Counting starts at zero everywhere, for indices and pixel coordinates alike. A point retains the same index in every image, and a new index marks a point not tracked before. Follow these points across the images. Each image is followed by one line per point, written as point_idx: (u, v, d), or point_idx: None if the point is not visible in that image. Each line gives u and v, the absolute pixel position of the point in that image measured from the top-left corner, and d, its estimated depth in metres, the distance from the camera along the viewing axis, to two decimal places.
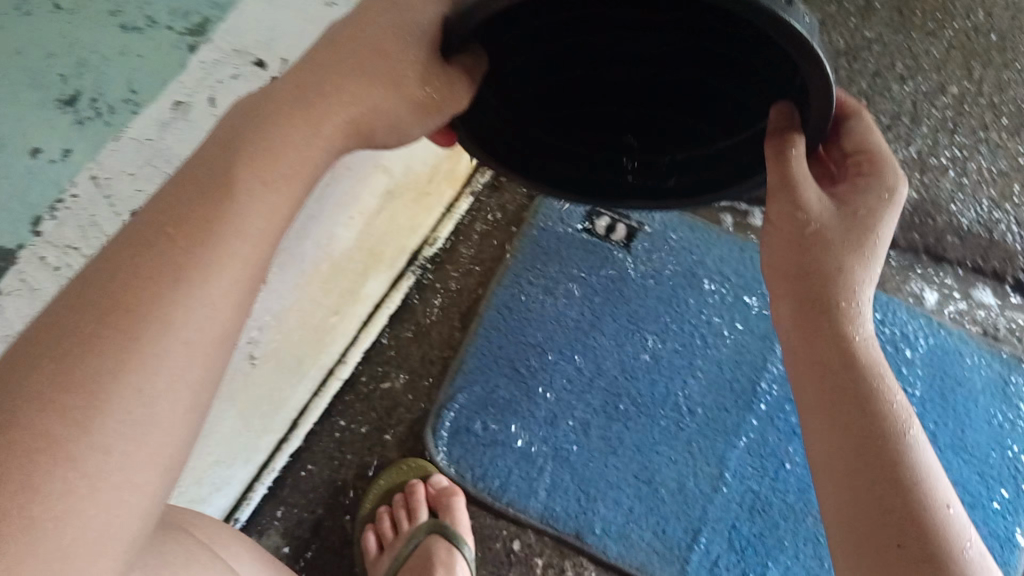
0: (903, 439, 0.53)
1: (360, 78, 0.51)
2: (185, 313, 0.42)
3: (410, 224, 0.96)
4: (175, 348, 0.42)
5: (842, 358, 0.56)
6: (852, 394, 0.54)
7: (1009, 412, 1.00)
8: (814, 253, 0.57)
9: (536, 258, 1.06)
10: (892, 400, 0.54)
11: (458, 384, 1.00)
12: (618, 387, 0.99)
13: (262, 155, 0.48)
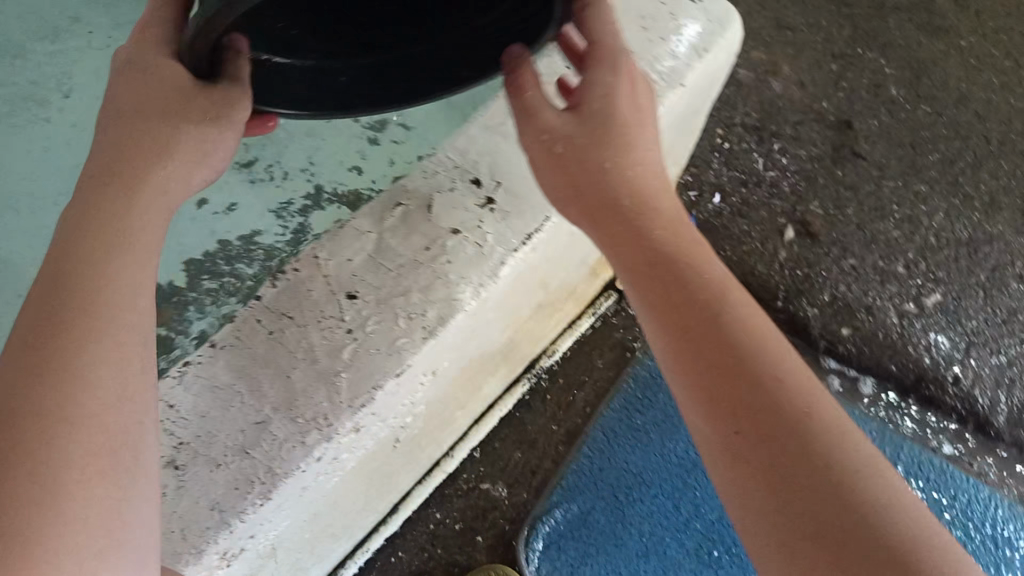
0: (793, 383, 0.49)
1: (152, 64, 0.57)
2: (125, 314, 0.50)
3: (538, 333, 1.01)
4: (112, 348, 0.48)
5: (698, 315, 0.52)
6: (731, 360, 0.50)
7: None
8: (662, 233, 0.57)
9: (648, 387, 1.09)
10: (721, 313, 0.52)
11: (555, 499, 1.02)
12: (714, 533, 1.00)
13: (154, 144, 0.56)
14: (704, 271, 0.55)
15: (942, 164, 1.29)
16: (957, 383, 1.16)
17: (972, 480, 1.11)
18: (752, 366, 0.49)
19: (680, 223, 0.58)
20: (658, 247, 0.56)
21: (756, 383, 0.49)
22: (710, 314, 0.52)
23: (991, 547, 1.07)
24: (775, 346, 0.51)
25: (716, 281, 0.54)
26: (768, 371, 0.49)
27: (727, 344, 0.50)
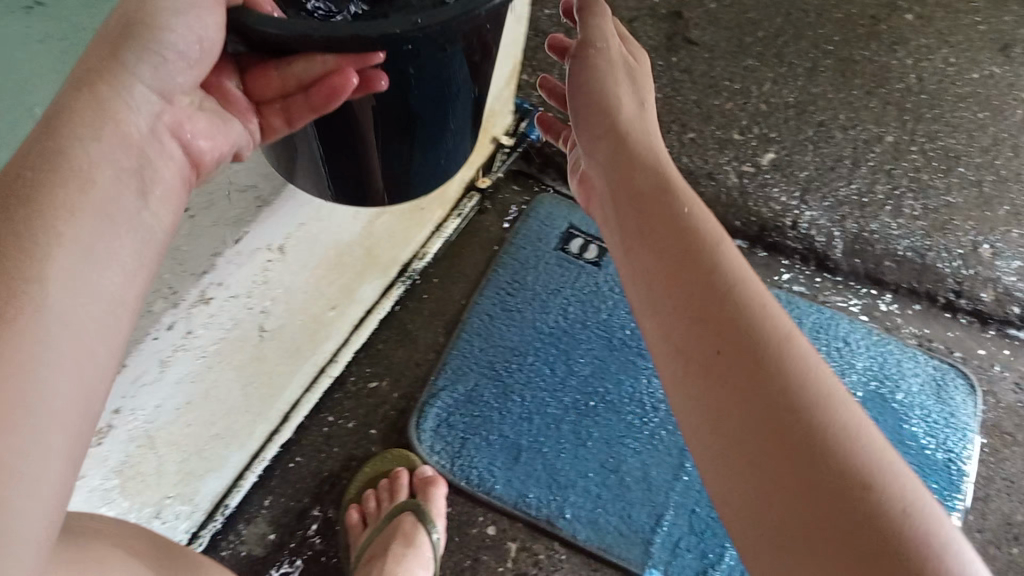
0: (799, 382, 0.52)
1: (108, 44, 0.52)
2: (61, 218, 0.46)
3: (399, 235, 1.06)
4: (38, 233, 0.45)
5: (715, 343, 0.55)
6: (743, 368, 0.53)
7: (944, 409, 1.09)
8: (677, 220, 0.64)
9: (516, 272, 1.16)
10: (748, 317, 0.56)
11: (439, 384, 1.06)
12: (590, 388, 1.08)
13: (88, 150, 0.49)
14: (714, 283, 0.59)
15: (765, 40, 1.47)
16: (795, 227, 1.26)
17: (811, 305, 1.19)
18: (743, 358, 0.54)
19: (675, 226, 0.64)
20: (678, 239, 0.63)
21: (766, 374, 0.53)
22: (720, 352, 0.55)
23: (838, 355, 1.13)
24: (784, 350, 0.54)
25: (708, 292, 0.58)
26: (787, 388, 0.52)
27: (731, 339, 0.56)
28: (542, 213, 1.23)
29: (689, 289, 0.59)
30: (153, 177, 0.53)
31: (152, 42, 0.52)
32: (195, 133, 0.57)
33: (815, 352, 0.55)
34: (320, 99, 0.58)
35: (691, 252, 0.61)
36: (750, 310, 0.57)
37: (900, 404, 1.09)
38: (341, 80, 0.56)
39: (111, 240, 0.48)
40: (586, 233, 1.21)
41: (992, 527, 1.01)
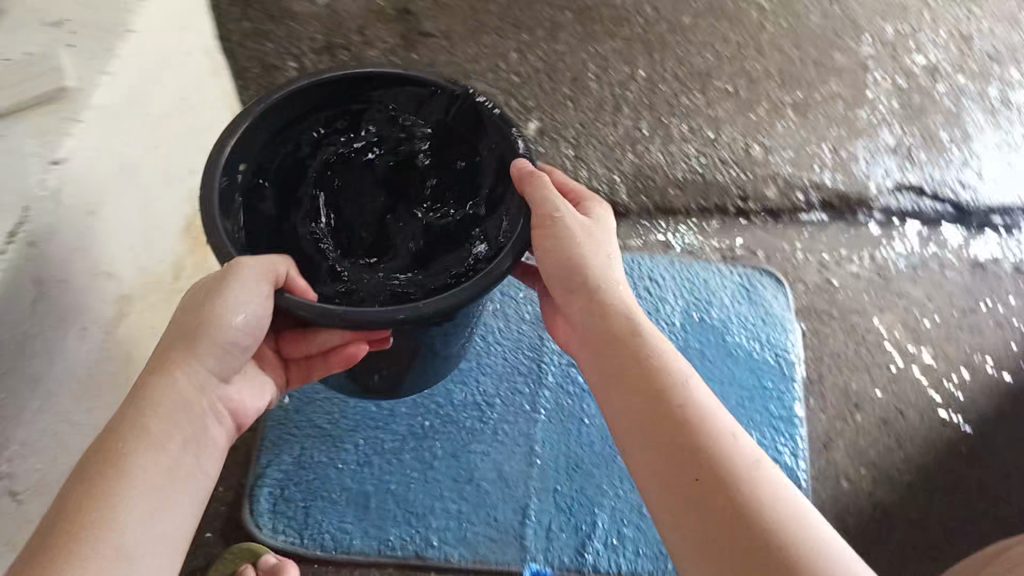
0: (765, 501, 0.57)
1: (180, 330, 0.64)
2: (136, 487, 0.58)
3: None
4: (142, 490, 0.58)
5: (692, 474, 0.59)
6: (699, 471, 0.59)
7: (757, 312, 1.10)
8: (642, 352, 0.67)
9: None
10: (721, 438, 0.61)
11: (264, 461, 1.00)
12: (420, 408, 1.05)
13: (141, 425, 0.61)
14: (668, 400, 0.63)
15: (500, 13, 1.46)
16: (576, 185, 1.22)
17: None
18: (708, 478, 0.58)
19: (643, 364, 0.66)
20: (636, 371, 0.66)
21: (730, 491, 0.57)
22: (691, 478, 0.59)
23: (647, 294, 1.12)
24: (748, 471, 0.59)
25: (675, 423, 0.62)
26: (736, 495, 0.57)
27: (697, 460, 0.60)
28: None
29: (661, 419, 0.62)
30: (207, 443, 0.65)
31: (224, 341, 0.64)
32: (246, 402, 0.70)
33: (777, 474, 0.60)
34: (337, 360, 0.75)
35: (653, 383, 0.64)
36: (701, 424, 0.62)
37: (716, 317, 1.10)
38: (355, 346, 0.73)
39: (169, 499, 0.60)
40: None
41: (832, 406, 1.04)
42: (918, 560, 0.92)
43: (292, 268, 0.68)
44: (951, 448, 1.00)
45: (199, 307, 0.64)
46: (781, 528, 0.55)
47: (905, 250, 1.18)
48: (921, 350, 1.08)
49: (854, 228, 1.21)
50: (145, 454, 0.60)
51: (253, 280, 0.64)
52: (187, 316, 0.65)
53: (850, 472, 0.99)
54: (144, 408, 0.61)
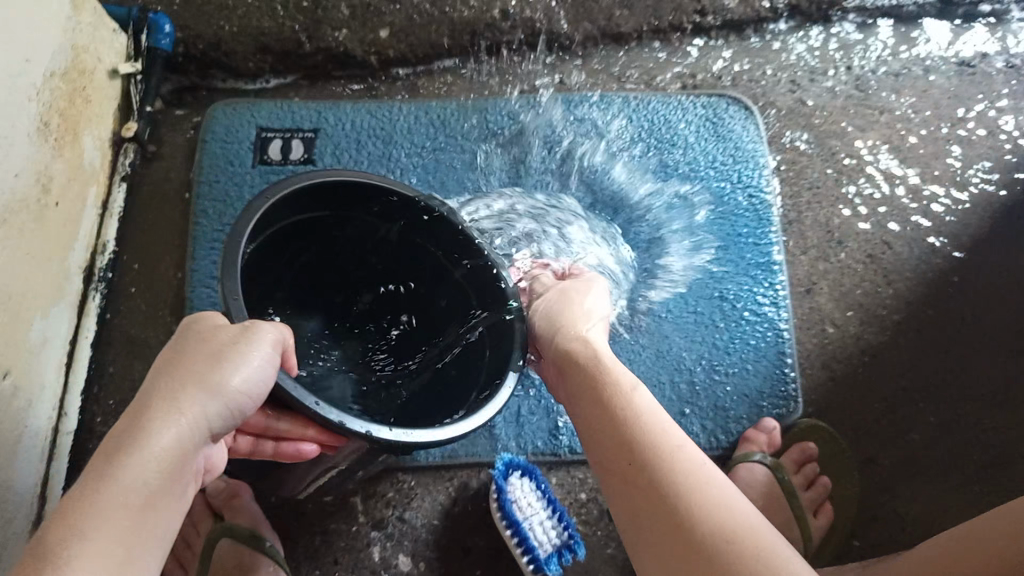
0: (706, 493, 0.54)
1: (178, 362, 0.51)
2: (95, 555, 0.45)
3: (46, 252, 0.80)
4: (109, 559, 0.46)
5: (630, 467, 0.56)
6: (631, 466, 0.56)
7: (726, 148, 0.98)
8: (587, 356, 0.64)
9: (222, 214, 0.92)
10: (659, 429, 0.58)
11: None
12: None
13: (140, 474, 0.48)
14: (616, 414, 0.59)
15: None
16: (507, 17, 1.00)
17: (558, 98, 1.00)
18: (644, 472, 0.55)
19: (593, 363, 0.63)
20: (582, 373, 0.63)
21: (663, 485, 0.54)
22: (626, 472, 0.56)
23: (603, 141, 0.97)
24: (683, 462, 0.56)
25: (614, 419, 0.59)
26: (681, 501, 0.53)
27: (633, 455, 0.57)
28: (220, 123, 0.96)
29: (602, 412, 0.60)
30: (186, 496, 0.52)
31: (226, 406, 0.51)
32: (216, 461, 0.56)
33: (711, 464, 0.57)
34: (285, 455, 0.62)
35: (596, 379, 0.62)
36: (649, 430, 0.58)
37: (683, 159, 0.97)
38: (312, 447, 0.61)
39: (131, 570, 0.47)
40: (281, 130, 0.96)
41: (815, 244, 0.95)
42: (905, 403, 0.90)
43: (291, 339, 0.56)
44: (941, 278, 0.94)
45: (203, 357, 0.52)
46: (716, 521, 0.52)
47: (886, 54, 1.04)
48: (907, 171, 0.98)
49: (829, 34, 1.05)
50: (119, 505, 0.47)
51: (265, 346, 0.53)
52: (194, 359, 0.51)
53: (837, 317, 0.93)
54: (124, 454, 0.48)
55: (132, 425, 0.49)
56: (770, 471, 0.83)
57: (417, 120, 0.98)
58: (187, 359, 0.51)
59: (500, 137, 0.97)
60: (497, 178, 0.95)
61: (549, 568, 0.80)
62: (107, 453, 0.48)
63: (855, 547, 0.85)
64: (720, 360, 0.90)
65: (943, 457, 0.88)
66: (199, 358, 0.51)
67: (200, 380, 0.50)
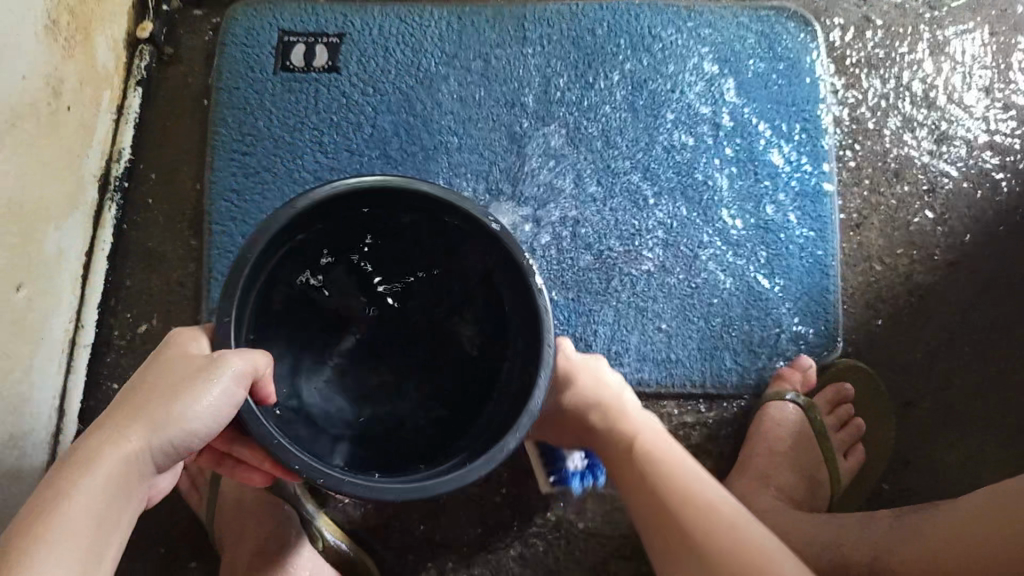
0: (704, 502, 0.60)
1: (162, 373, 0.52)
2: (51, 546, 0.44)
3: (59, 161, 0.77)
4: (66, 553, 0.45)
5: (641, 488, 0.63)
6: (641, 484, 0.63)
7: (780, 67, 0.90)
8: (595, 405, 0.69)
9: (242, 124, 0.88)
10: (662, 453, 0.64)
11: (216, 296, 0.84)
12: None
13: (114, 473, 0.48)
14: (627, 446, 0.66)
15: None
16: None
17: (600, 5, 0.92)
18: (652, 489, 0.62)
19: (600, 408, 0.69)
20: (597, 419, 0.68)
21: (667, 499, 0.61)
22: (639, 491, 0.63)
23: (646, 56, 0.90)
24: (683, 480, 0.62)
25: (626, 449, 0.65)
26: (681, 510, 0.60)
27: (644, 476, 0.63)
28: (241, 25, 0.91)
29: (618, 445, 0.66)
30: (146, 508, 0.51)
31: (199, 429, 0.51)
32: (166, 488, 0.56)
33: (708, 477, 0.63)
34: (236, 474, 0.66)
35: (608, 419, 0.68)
36: (654, 457, 0.64)
37: (734, 79, 0.90)
38: (259, 477, 0.65)
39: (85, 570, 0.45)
40: (304, 34, 0.91)
41: (870, 175, 0.89)
42: (952, 347, 0.85)
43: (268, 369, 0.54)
44: (1001, 217, 0.88)
45: (170, 387, 0.51)
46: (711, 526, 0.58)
47: None
48: (977, 99, 0.91)
49: None
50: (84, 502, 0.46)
51: (229, 374, 0.50)
52: (176, 374, 0.51)
53: (886, 254, 0.87)
54: (99, 452, 0.48)
55: (109, 429, 0.49)
56: (802, 410, 0.80)
57: (448, 26, 0.91)
58: (173, 374, 0.51)
59: (536, 48, 0.90)
60: (532, 93, 0.89)
61: (573, 482, 0.79)
62: (82, 451, 0.48)
63: (886, 492, 0.82)
64: (759, 295, 0.86)
65: (987, 405, 0.84)
66: (182, 374, 0.51)
67: (174, 398, 0.50)
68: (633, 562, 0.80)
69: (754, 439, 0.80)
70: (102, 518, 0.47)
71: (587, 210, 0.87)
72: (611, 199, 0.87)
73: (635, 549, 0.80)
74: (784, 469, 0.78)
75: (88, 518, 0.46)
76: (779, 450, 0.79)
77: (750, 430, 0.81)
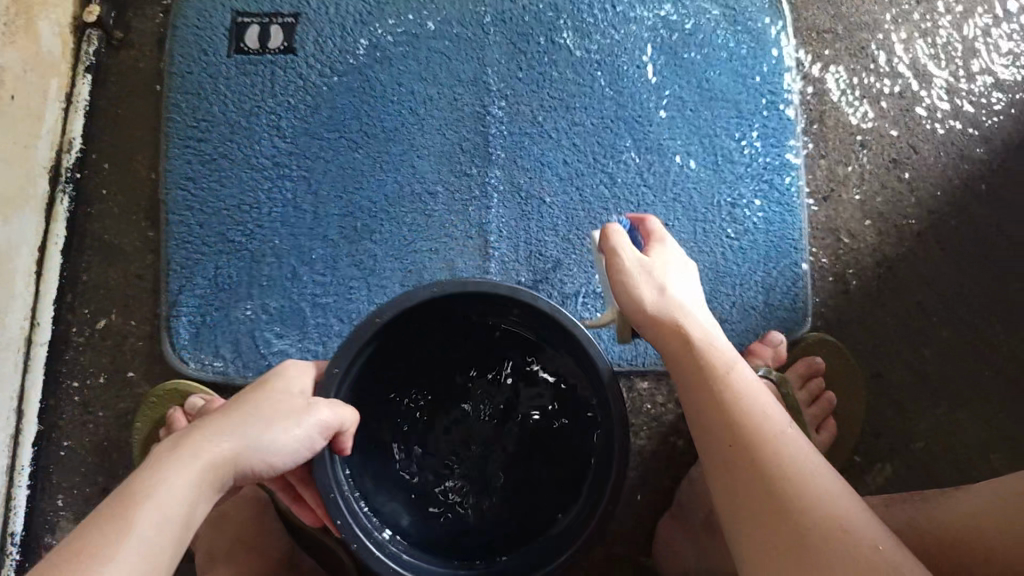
0: (804, 477, 0.47)
1: (255, 398, 0.53)
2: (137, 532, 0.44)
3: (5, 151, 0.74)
4: (144, 547, 0.43)
5: (727, 439, 0.50)
6: (728, 437, 0.50)
7: (745, 38, 0.89)
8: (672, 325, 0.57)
9: (196, 110, 0.86)
10: (756, 404, 0.52)
11: (176, 287, 0.82)
12: (349, 204, 0.84)
13: (203, 471, 0.48)
14: (718, 383, 0.53)
15: None
16: None
17: None
18: (736, 445, 0.50)
19: (679, 333, 0.57)
20: (676, 342, 0.56)
21: (756, 459, 0.49)
22: (724, 445, 0.51)
23: (610, 30, 0.89)
24: (779, 445, 0.49)
25: (715, 389, 0.53)
26: (776, 475, 0.47)
27: (729, 425, 0.51)
28: (192, 7, 0.88)
29: (699, 381, 0.54)
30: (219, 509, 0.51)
31: (280, 459, 0.52)
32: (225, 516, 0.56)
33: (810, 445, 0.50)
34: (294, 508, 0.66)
35: (695, 354, 0.55)
36: (743, 405, 0.52)
37: (699, 51, 0.89)
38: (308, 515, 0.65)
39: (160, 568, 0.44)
40: (258, 15, 0.88)
41: (837, 148, 0.88)
42: (921, 319, 0.85)
43: (352, 425, 0.56)
44: (968, 186, 0.88)
45: (270, 409, 0.53)
46: (807, 498, 0.46)
47: None
48: (943, 68, 0.90)
49: None
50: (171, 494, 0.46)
51: (321, 423, 0.53)
52: (272, 402, 0.53)
53: (854, 227, 0.87)
54: (196, 447, 0.49)
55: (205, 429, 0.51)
56: (774, 384, 0.79)
57: (406, 3, 0.88)
58: (273, 402, 0.53)
59: (498, 23, 0.88)
60: (495, 71, 0.87)
61: None
62: (180, 442, 0.50)
63: (857, 464, 0.83)
64: (728, 271, 0.85)
65: (957, 374, 0.84)
66: (279, 403, 0.53)
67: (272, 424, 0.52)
68: (607, 543, 0.80)
69: None
70: (189, 519, 0.47)
71: (553, 188, 0.85)
72: (578, 178, 0.86)
73: (609, 531, 0.80)
74: None
75: (177, 510, 0.46)
76: None
77: None
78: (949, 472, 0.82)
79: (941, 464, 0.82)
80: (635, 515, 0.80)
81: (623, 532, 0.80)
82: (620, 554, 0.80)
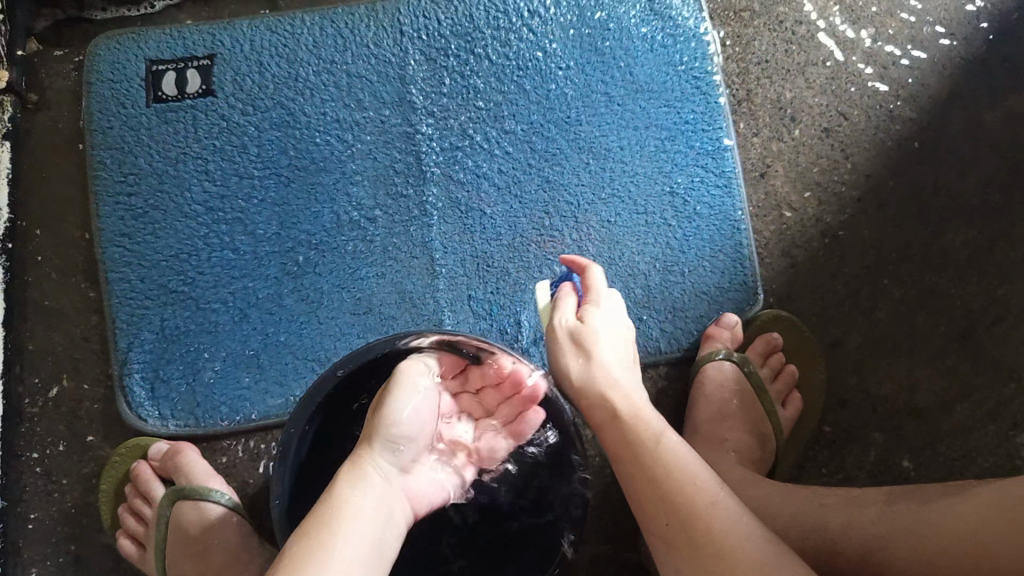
0: (730, 541, 0.54)
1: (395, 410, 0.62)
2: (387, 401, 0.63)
3: None
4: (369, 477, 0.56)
5: (664, 518, 0.58)
6: (665, 515, 0.58)
7: (663, 27, 0.89)
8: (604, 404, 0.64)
9: (123, 163, 0.84)
10: (686, 474, 0.59)
11: (124, 345, 0.81)
12: (288, 241, 0.83)
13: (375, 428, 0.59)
14: (650, 462, 0.60)
15: None
16: None
17: None
18: (672, 520, 0.57)
19: (611, 414, 0.64)
20: (608, 421, 0.64)
21: (690, 531, 0.56)
22: (662, 521, 0.58)
23: (528, 33, 0.88)
24: (708, 513, 0.56)
25: (647, 468, 0.60)
26: (707, 546, 0.55)
27: (663, 499, 0.58)
28: (106, 60, 0.86)
29: (634, 461, 0.61)
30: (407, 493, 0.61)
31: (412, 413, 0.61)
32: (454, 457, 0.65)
33: (737, 503, 0.57)
34: None
35: (628, 436, 0.62)
36: (674, 479, 0.58)
37: (620, 44, 0.89)
38: None
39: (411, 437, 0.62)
40: (173, 60, 0.87)
41: (769, 124, 0.89)
42: (871, 283, 0.86)
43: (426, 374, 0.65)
44: (901, 146, 0.89)
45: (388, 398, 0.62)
46: (735, 563, 0.53)
47: None
48: (863, 33, 0.91)
49: None
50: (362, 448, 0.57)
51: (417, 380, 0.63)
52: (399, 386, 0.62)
53: (794, 200, 0.87)
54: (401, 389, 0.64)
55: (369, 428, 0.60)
56: (737, 366, 0.80)
57: (322, 31, 0.88)
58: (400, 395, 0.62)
59: (415, 40, 0.88)
60: (418, 89, 0.87)
61: None
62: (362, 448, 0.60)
63: (826, 435, 0.83)
64: (676, 260, 0.85)
65: (913, 333, 0.85)
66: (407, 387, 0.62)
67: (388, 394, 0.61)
68: (589, 544, 0.80)
69: (698, 404, 0.80)
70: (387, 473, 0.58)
71: (491, 198, 0.85)
72: (515, 185, 0.85)
73: (590, 531, 0.80)
74: (732, 431, 0.79)
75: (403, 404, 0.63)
76: (727, 412, 0.79)
77: (692, 396, 0.81)
78: (918, 431, 0.83)
79: (908, 421, 0.83)
80: (614, 514, 0.80)
81: (604, 531, 0.80)
82: (604, 553, 0.80)
